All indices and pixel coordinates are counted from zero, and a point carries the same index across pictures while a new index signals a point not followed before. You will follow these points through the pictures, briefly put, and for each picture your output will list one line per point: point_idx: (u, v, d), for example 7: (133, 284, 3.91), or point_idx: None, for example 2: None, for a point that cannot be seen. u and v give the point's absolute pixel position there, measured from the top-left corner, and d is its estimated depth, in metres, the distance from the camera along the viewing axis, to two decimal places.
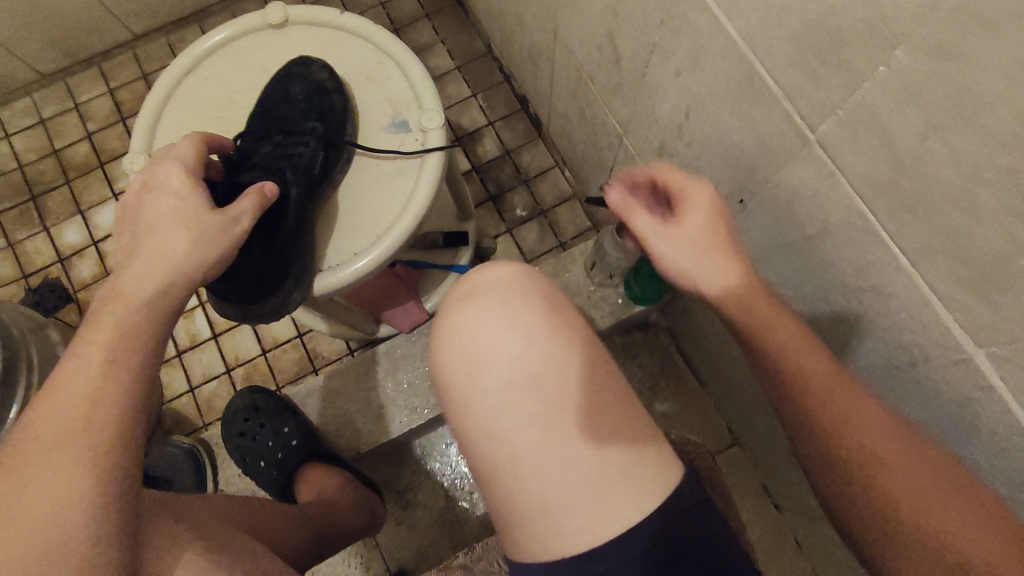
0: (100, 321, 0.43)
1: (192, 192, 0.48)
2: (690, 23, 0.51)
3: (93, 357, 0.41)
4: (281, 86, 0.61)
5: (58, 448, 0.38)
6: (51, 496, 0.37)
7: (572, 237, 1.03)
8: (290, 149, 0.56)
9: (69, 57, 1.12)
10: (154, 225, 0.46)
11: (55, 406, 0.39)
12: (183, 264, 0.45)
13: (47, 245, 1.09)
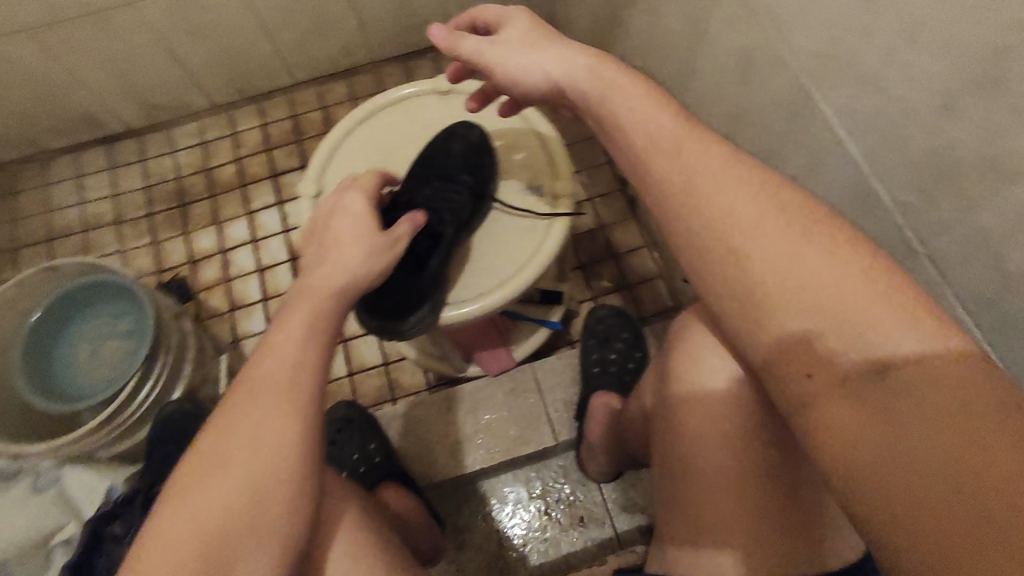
0: (300, 303, 0.52)
1: (366, 219, 0.59)
2: (813, 138, 0.58)
3: (295, 329, 0.50)
4: (443, 139, 0.70)
5: (272, 400, 0.46)
6: (266, 413, 0.45)
7: (653, 313, 1.08)
8: (447, 196, 0.66)
9: (238, 93, 1.30)
10: (338, 240, 0.57)
11: (267, 366, 0.48)
12: (357, 270, 0.56)
13: (183, 247, 1.23)
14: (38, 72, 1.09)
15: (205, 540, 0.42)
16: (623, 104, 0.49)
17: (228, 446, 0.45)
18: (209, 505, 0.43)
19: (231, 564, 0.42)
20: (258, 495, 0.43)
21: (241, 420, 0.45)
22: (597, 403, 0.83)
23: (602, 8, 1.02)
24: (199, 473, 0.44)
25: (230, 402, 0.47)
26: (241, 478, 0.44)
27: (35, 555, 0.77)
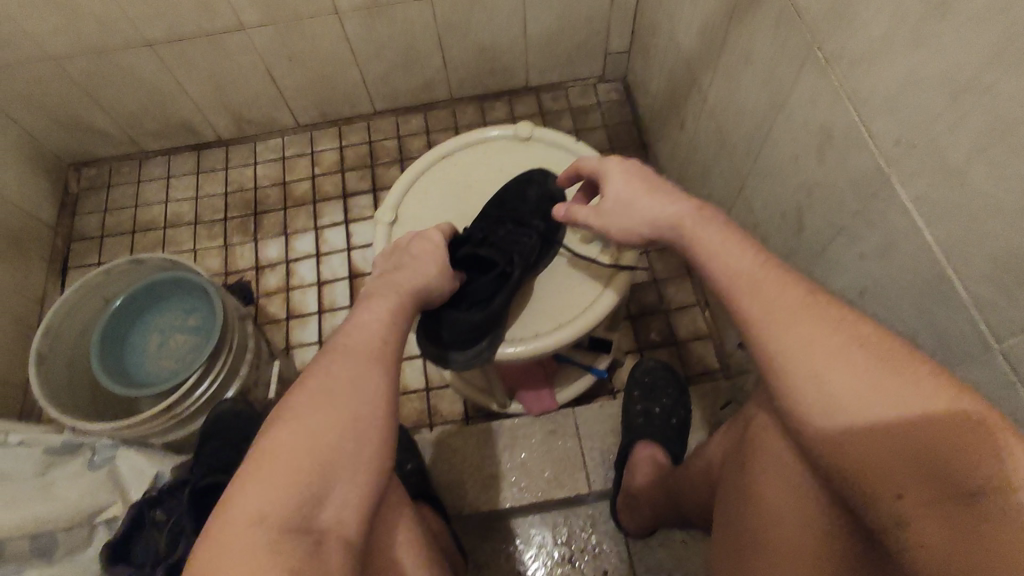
0: (386, 289, 0.60)
1: (443, 245, 0.65)
2: (887, 220, 0.59)
3: (384, 306, 0.59)
4: (520, 186, 0.75)
5: (365, 356, 0.55)
6: (347, 375, 0.54)
7: (699, 373, 1.08)
8: (519, 238, 0.70)
9: (321, 115, 1.38)
10: (417, 255, 0.63)
11: (361, 330, 0.57)
12: (433, 277, 0.63)
13: (251, 253, 1.29)
14: (150, 80, 1.19)
15: (308, 459, 0.50)
16: (715, 254, 0.54)
17: (327, 388, 0.53)
18: (310, 432, 0.51)
19: (325, 482, 0.50)
20: (351, 429, 0.52)
21: (339, 370, 0.54)
22: (641, 454, 0.85)
23: (679, 71, 1.05)
24: (302, 407, 0.52)
25: (328, 355, 0.55)
26: (338, 414, 0.52)
27: (80, 529, 0.80)
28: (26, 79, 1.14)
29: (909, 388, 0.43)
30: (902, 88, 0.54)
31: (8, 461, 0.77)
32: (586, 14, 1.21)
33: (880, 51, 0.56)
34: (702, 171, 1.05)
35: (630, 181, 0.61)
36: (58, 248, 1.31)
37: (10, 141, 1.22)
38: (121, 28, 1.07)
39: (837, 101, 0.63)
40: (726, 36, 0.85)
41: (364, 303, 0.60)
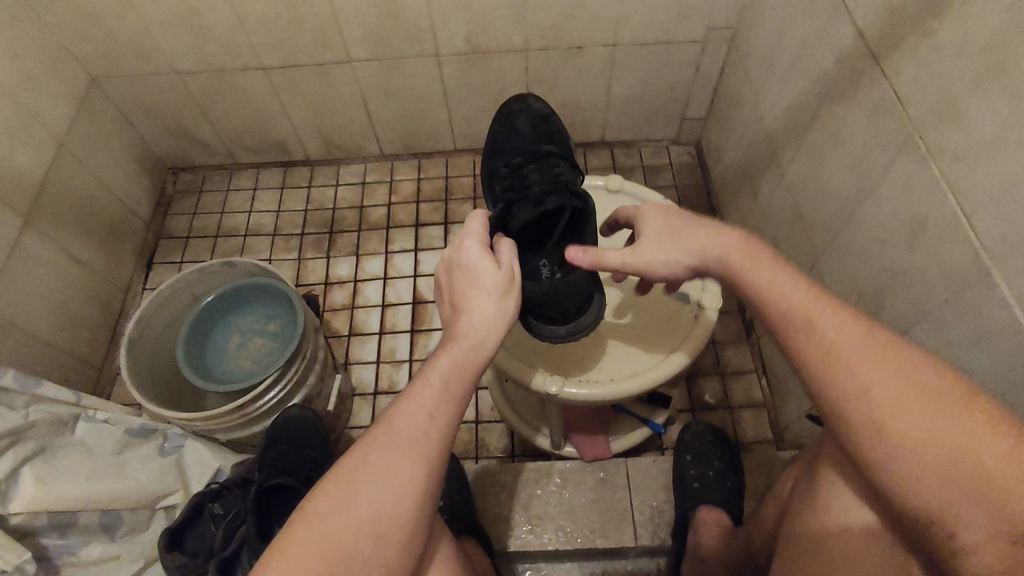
0: (440, 355, 0.56)
1: (503, 300, 0.57)
2: (979, 310, 0.59)
3: (435, 382, 0.55)
4: (508, 119, 0.84)
5: (403, 446, 0.53)
6: (393, 465, 0.53)
7: (751, 441, 1.07)
8: (552, 168, 0.73)
9: (405, 148, 1.45)
10: (470, 297, 0.57)
11: (408, 412, 0.55)
12: (493, 326, 0.57)
13: (323, 269, 1.35)
14: (257, 100, 1.29)
15: (332, 550, 0.51)
16: (758, 284, 0.56)
17: (360, 478, 0.53)
18: (333, 525, 0.52)
19: (352, 567, 0.51)
20: (374, 524, 0.52)
21: (375, 460, 0.53)
22: (707, 517, 0.86)
23: (759, 143, 1.09)
24: (331, 493, 0.53)
25: (371, 436, 0.55)
26: (364, 507, 0.52)
27: (143, 512, 0.83)
28: (150, 88, 1.25)
29: (967, 423, 0.46)
30: (1005, 186, 0.55)
31: (92, 435, 0.82)
32: (670, 81, 1.27)
33: (984, 147, 0.58)
34: (773, 241, 1.06)
35: (665, 220, 0.62)
36: (146, 243, 1.39)
37: (123, 141, 1.32)
38: (243, 51, 1.17)
39: (933, 190, 0.64)
40: (815, 116, 0.88)
41: (419, 372, 0.56)
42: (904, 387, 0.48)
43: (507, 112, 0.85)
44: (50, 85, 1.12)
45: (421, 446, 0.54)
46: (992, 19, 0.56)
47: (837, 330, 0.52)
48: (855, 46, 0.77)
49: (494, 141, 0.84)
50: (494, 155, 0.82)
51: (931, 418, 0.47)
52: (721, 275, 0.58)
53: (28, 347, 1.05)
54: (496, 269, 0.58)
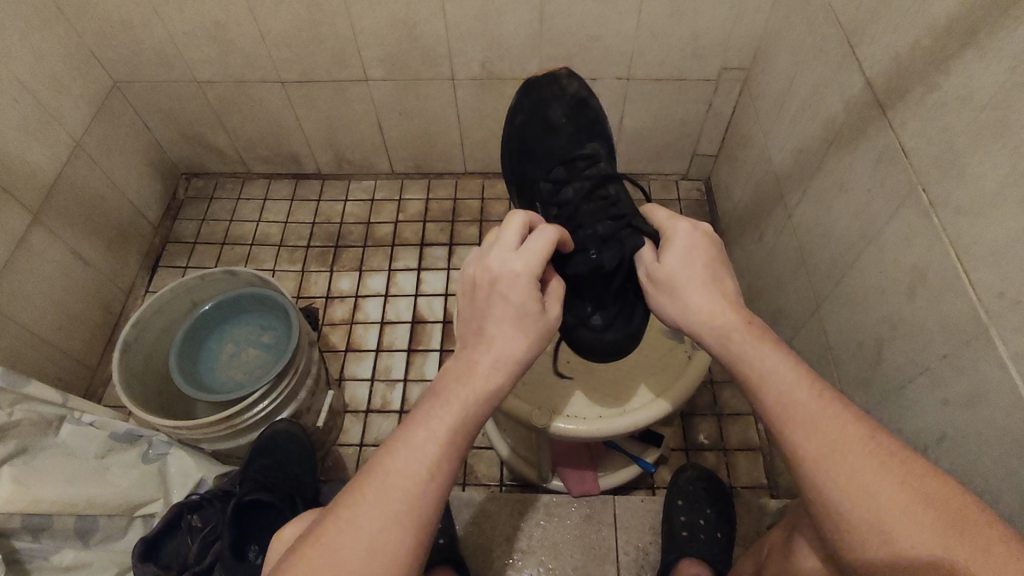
0: (450, 398, 0.51)
1: (528, 321, 0.54)
2: (978, 369, 0.58)
3: (440, 430, 0.50)
4: (545, 104, 0.83)
5: (398, 503, 0.47)
6: (387, 526, 0.46)
7: (744, 485, 1.04)
8: (599, 184, 0.74)
9: (416, 167, 1.46)
10: (497, 327, 0.54)
11: (405, 462, 0.49)
12: (511, 369, 0.53)
13: (325, 282, 1.35)
14: (273, 112, 1.30)
15: None
16: (756, 356, 0.53)
17: (347, 538, 0.46)
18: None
19: None
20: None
21: (364, 516, 0.47)
22: (687, 568, 0.81)
23: (767, 184, 1.08)
24: (313, 558, 0.45)
25: (363, 484, 0.48)
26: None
27: (120, 519, 0.82)
28: (170, 95, 1.27)
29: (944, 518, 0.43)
30: (1006, 246, 0.54)
31: (76, 438, 0.82)
32: (681, 117, 1.27)
33: (986, 206, 0.57)
34: (776, 283, 1.05)
35: (688, 263, 0.59)
36: (154, 246, 1.40)
37: (140, 145, 1.35)
38: (261, 65, 1.19)
39: (936, 245, 0.64)
40: (823, 161, 0.87)
41: (423, 413, 0.51)
42: (886, 494, 0.45)
43: (537, 99, 0.83)
44: (74, 87, 1.14)
45: (420, 501, 0.48)
46: (996, 78, 0.56)
47: (812, 429, 0.49)
48: (865, 96, 0.76)
49: (522, 142, 0.82)
50: (524, 155, 0.82)
51: (933, 529, 0.43)
52: (713, 343, 0.56)
53: (26, 342, 1.05)
54: (530, 299, 0.54)
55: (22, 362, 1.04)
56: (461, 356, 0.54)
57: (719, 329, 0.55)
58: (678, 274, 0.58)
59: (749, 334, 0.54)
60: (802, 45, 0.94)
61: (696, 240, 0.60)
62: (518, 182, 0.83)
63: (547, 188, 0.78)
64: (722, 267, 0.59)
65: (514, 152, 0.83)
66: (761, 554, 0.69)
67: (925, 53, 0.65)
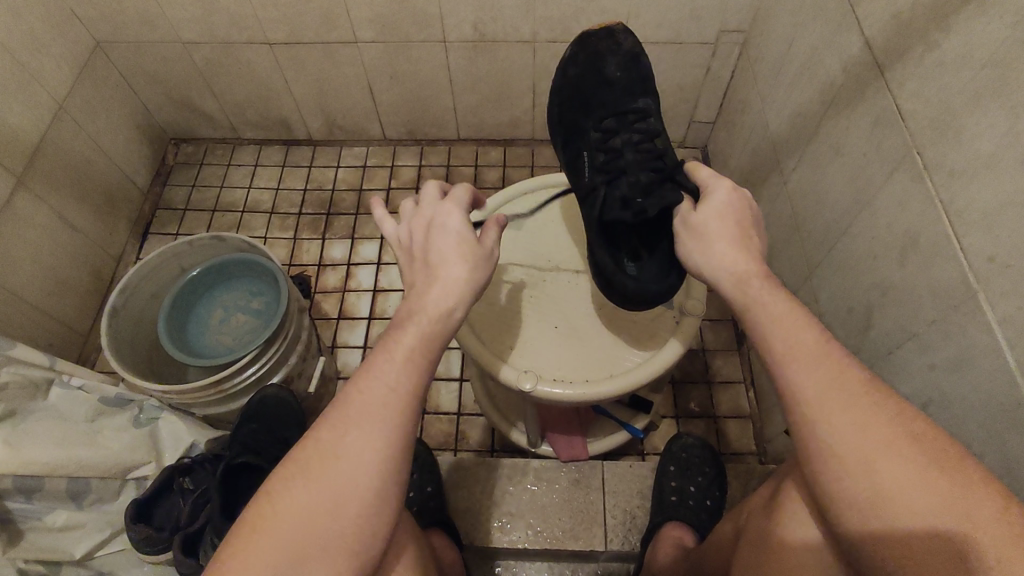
0: (406, 328, 0.51)
1: (472, 248, 0.54)
2: (965, 334, 0.58)
3: (397, 358, 0.50)
4: (598, 57, 0.76)
5: (360, 427, 0.48)
6: (355, 452, 0.47)
7: (733, 452, 1.05)
8: (647, 141, 0.70)
9: (409, 133, 1.44)
10: (444, 258, 0.53)
11: (362, 391, 0.49)
12: (463, 298, 0.53)
13: (317, 249, 1.34)
14: (262, 75, 1.28)
15: (294, 550, 0.46)
16: (772, 309, 0.52)
17: (324, 474, 0.47)
18: (288, 520, 0.46)
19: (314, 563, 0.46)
20: (341, 523, 0.47)
21: (339, 447, 0.48)
22: (668, 532, 0.84)
23: (764, 151, 1.06)
24: (286, 484, 0.47)
25: (326, 421, 0.49)
26: (320, 497, 0.47)
27: (112, 482, 0.84)
28: (154, 56, 1.24)
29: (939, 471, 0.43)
30: (999, 208, 0.53)
31: (65, 401, 0.81)
32: (679, 82, 1.25)
33: (982, 167, 0.55)
34: (770, 251, 1.04)
35: (724, 214, 0.57)
36: (143, 213, 1.39)
37: (126, 109, 1.32)
38: (247, 25, 1.16)
39: (929, 209, 0.62)
40: (819, 126, 0.86)
41: (381, 347, 0.51)
42: (876, 433, 0.46)
43: (592, 49, 0.76)
44: (53, 46, 1.11)
45: (381, 428, 0.48)
46: (997, 34, 0.54)
47: (822, 377, 0.48)
48: (863, 56, 0.75)
49: (578, 92, 0.76)
50: (575, 106, 0.76)
51: (918, 469, 0.44)
52: (736, 294, 0.54)
53: (15, 307, 1.05)
54: (469, 231, 0.54)
55: (10, 328, 1.04)
56: (412, 288, 0.54)
57: (739, 275, 0.54)
58: (711, 223, 0.56)
59: (766, 283, 0.53)
60: (802, 5, 0.91)
61: (734, 197, 0.57)
62: (564, 130, 0.77)
63: (597, 139, 0.73)
64: (754, 226, 0.57)
65: (564, 100, 0.77)
66: (741, 516, 0.70)
67: (926, 10, 0.63)
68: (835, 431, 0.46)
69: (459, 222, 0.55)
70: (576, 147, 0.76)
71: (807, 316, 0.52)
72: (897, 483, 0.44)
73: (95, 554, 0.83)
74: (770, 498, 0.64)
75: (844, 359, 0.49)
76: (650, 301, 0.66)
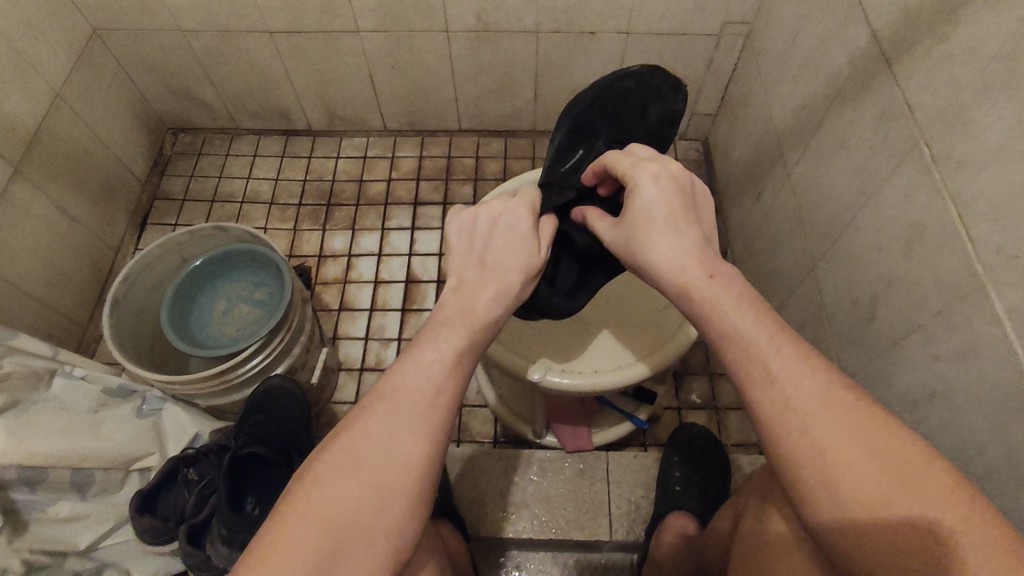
0: (460, 325, 0.53)
1: (527, 256, 0.57)
2: (972, 326, 0.58)
3: (448, 350, 0.52)
4: (656, 86, 0.69)
5: (411, 413, 0.49)
6: (404, 438, 0.48)
7: (734, 443, 1.06)
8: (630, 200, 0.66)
9: (409, 124, 1.43)
10: (500, 263, 0.57)
11: (413, 378, 0.50)
12: (511, 302, 0.56)
13: (317, 240, 1.33)
14: (261, 64, 1.26)
15: (335, 529, 0.45)
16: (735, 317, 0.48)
17: (370, 456, 0.47)
18: (326, 505, 0.46)
19: (350, 547, 0.45)
20: (380, 509, 0.47)
21: (389, 431, 0.48)
22: (673, 522, 0.83)
23: (767, 143, 1.06)
24: (332, 460, 0.47)
25: (376, 404, 0.49)
26: (368, 484, 0.47)
27: (115, 474, 0.83)
28: (152, 44, 1.23)
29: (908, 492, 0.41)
30: (1008, 200, 0.54)
31: (68, 391, 0.81)
32: (681, 74, 1.25)
33: (991, 159, 0.56)
34: (772, 243, 1.05)
35: (646, 210, 0.54)
36: (141, 202, 1.37)
37: (123, 98, 1.31)
38: (247, 13, 1.14)
39: (936, 201, 0.63)
40: (824, 118, 0.86)
41: (430, 338, 0.53)
42: (868, 435, 0.43)
43: (647, 87, 0.68)
44: (49, 33, 1.09)
45: (429, 417, 0.49)
46: (1006, 27, 0.54)
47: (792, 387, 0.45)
48: (870, 48, 0.75)
49: (622, 99, 0.68)
50: (608, 109, 0.68)
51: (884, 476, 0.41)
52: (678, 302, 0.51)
53: (13, 298, 1.04)
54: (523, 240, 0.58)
55: (10, 318, 1.03)
56: (462, 288, 0.56)
57: (675, 283, 0.51)
58: (634, 225, 0.54)
59: (709, 282, 0.50)
60: None
61: (657, 196, 0.54)
62: (576, 121, 0.68)
63: (600, 153, 0.67)
64: (681, 221, 0.53)
65: (598, 101, 0.68)
66: (740, 505, 0.69)
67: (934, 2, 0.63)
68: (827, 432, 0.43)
69: (519, 231, 0.59)
70: (578, 145, 0.68)
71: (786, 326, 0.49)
72: (883, 488, 0.41)
73: (99, 545, 0.83)
74: (761, 491, 0.65)
75: (829, 367, 0.46)
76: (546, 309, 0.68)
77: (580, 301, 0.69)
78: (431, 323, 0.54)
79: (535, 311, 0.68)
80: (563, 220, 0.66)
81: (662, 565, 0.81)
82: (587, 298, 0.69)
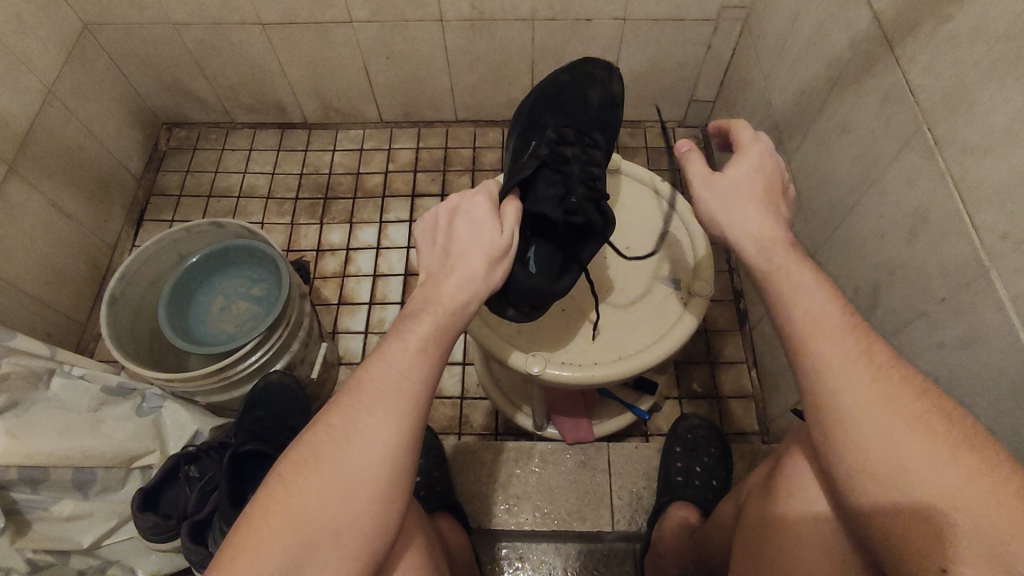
0: (422, 317, 0.52)
1: (495, 238, 0.55)
2: (975, 311, 0.58)
3: (413, 343, 0.51)
4: (583, 80, 0.73)
5: (377, 409, 0.48)
6: (372, 432, 0.48)
7: (736, 431, 1.06)
8: (593, 174, 0.67)
9: (405, 115, 1.41)
10: (464, 251, 0.55)
11: (379, 372, 0.50)
12: (479, 290, 0.54)
13: (315, 235, 1.32)
14: (256, 57, 1.25)
15: (304, 525, 0.46)
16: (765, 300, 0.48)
17: (336, 453, 0.47)
18: (293, 503, 0.46)
19: (321, 543, 0.46)
20: (351, 506, 0.47)
21: (355, 428, 0.48)
22: (674, 513, 0.83)
23: (767, 129, 1.05)
24: (299, 457, 0.48)
25: (342, 401, 0.49)
26: (337, 480, 0.47)
27: (117, 472, 0.83)
28: (145, 39, 1.21)
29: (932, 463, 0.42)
30: (1014, 184, 0.53)
31: (68, 391, 0.80)
32: (679, 60, 1.23)
33: (995, 143, 0.55)
34: None
35: (756, 176, 0.56)
36: (136, 199, 1.37)
37: (117, 93, 1.29)
38: (239, 6, 1.13)
39: (940, 184, 0.62)
40: (824, 103, 0.85)
41: (397, 333, 0.52)
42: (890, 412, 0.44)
43: (582, 75, 0.73)
44: (39, 28, 1.08)
45: (397, 411, 0.49)
46: (1012, 5, 0.53)
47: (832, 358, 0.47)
48: (872, 31, 0.73)
49: (559, 91, 0.72)
50: (549, 99, 0.71)
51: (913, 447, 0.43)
52: (757, 261, 0.52)
53: (11, 298, 1.03)
54: (488, 225, 0.56)
55: (9, 318, 1.03)
56: (428, 281, 0.55)
57: (764, 238, 0.52)
58: (737, 184, 0.55)
59: (787, 248, 0.52)
60: None
61: (762, 170, 0.56)
62: (525, 119, 0.71)
63: (552, 137, 0.68)
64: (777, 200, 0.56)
65: (543, 97, 0.71)
66: (742, 495, 0.69)
67: None
68: (853, 401, 0.45)
69: (483, 217, 0.57)
70: (530, 140, 0.70)
71: (818, 292, 0.49)
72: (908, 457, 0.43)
73: (104, 542, 0.83)
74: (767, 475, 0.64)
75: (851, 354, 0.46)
76: (542, 301, 0.64)
77: (569, 283, 0.66)
78: (402, 317, 0.54)
79: (520, 298, 0.64)
80: (527, 206, 0.63)
81: (665, 555, 0.81)
82: (575, 279, 0.67)
